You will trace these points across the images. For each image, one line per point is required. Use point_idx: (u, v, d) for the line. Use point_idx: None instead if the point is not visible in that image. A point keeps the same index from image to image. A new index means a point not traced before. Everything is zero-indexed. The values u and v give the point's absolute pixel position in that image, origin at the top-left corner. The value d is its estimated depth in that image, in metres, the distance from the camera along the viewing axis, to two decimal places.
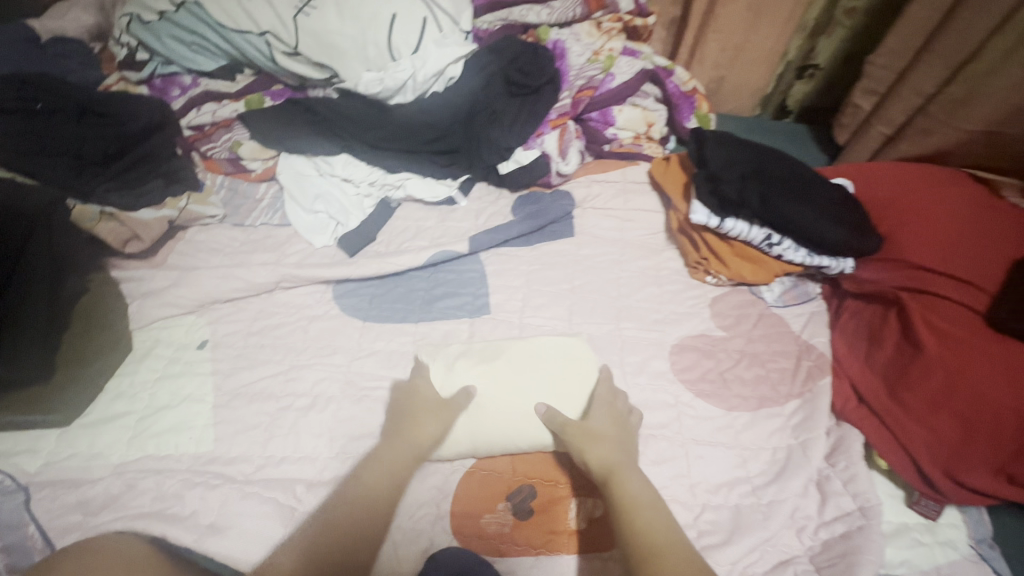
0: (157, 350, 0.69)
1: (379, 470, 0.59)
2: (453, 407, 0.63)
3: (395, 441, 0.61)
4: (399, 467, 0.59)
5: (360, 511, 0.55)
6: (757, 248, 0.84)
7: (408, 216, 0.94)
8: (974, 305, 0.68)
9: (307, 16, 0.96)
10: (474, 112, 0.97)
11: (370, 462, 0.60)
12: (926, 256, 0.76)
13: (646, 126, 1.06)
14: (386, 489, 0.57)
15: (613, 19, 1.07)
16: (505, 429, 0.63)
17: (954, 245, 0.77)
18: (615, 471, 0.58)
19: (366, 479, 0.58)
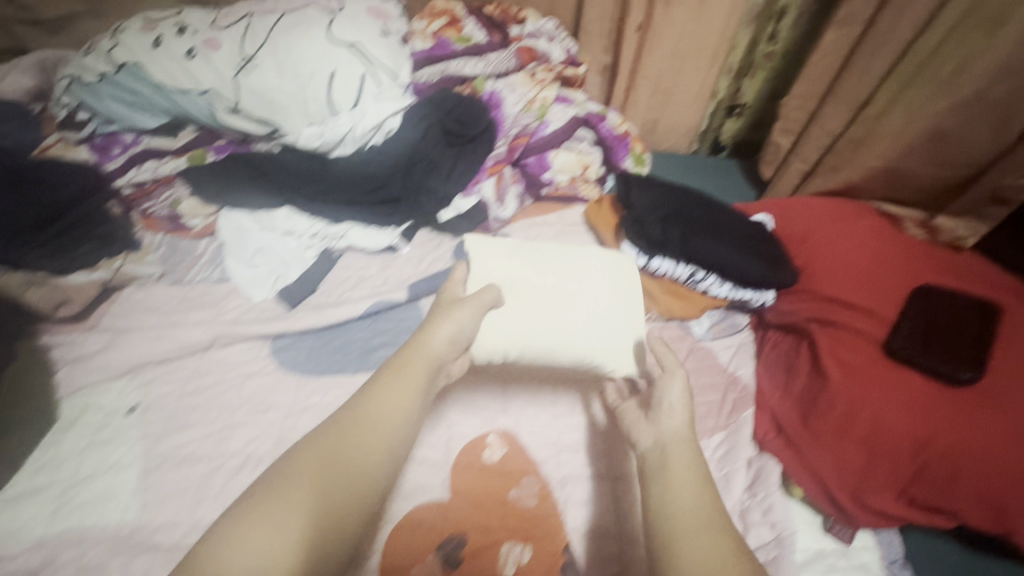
0: (84, 417, 0.68)
1: (398, 390, 0.59)
2: (472, 305, 0.67)
3: (412, 363, 0.62)
4: (413, 383, 0.60)
5: (377, 433, 0.55)
6: (684, 284, 0.87)
7: (351, 265, 0.97)
8: (875, 334, 0.73)
9: (247, 75, 0.98)
10: (412, 162, 1.00)
11: (392, 378, 0.60)
12: (834, 287, 0.81)
13: (581, 168, 1.11)
14: (403, 409, 0.58)
15: (545, 70, 1.11)
16: (554, 341, 0.71)
17: (861, 274, 0.82)
18: (673, 448, 0.61)
19: (386, 386, 0.59)
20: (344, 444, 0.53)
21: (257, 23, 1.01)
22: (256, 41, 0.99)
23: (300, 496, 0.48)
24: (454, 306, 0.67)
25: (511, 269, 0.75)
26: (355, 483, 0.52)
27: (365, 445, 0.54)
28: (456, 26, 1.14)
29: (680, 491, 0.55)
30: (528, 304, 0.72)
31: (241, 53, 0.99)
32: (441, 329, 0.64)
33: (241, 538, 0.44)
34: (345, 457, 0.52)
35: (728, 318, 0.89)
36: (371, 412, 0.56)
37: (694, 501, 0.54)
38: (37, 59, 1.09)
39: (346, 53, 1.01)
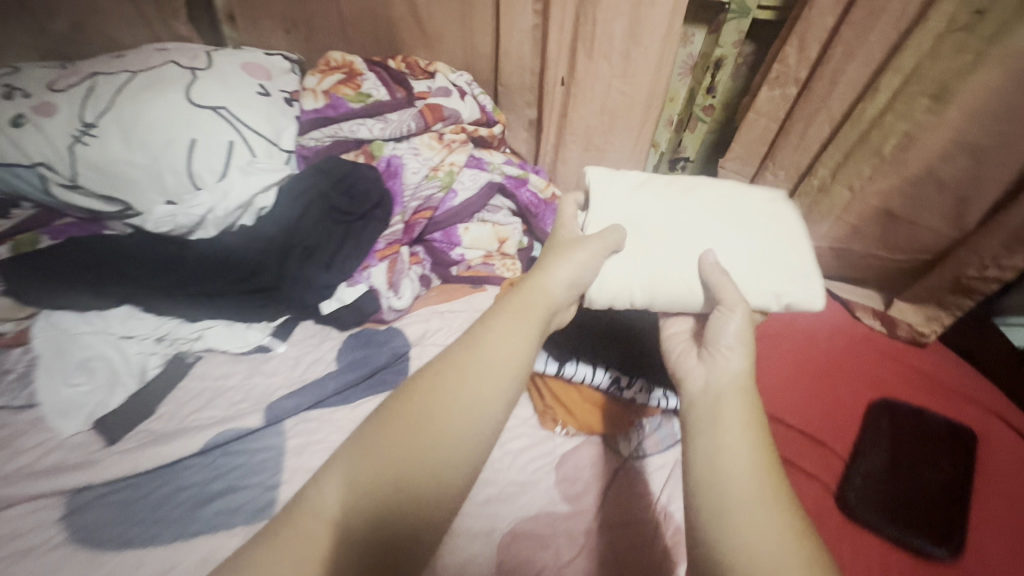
0: None
1: (513, 316, 0.53)
2: (598, 249, 0.59)
3: (526, 292, 0.56)
4: (525, 313, 0.54)
5: (487, 361, 0.49)
6: (609, 394, 0.76)
7: (207, 372, 0.79)
8: (827, 481, 0.60)
9: (85, 146, 0.82)
10: (287, 246, 0.83)
11: (505, 307, 0.54)
12: (783, 409, 0.67)
13: (498, 243, 0.97)
14: (519, 338, 0.52)
15: (455, 131, 1.00)
16: (668, 276, 0.60)
17: (813, 396, 0.68)
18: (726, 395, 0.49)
19: (504, 323, 0.52)
20: (445, 370, 0.48)
21: (102, 83, 0.85)
22: (98, 104, 0.83)
23: (397, 421, 0.44)
24: (568, 239, 0.63)
25: (631, 202, 0.65)
26: (471, 403, 0.46)
27: (476, 368, 0.48)
28: (353, 82, 1.00)
29: (727, 440, 0.44)
30: (641, 239, 0.63)
31: (79, 119, 0.83)
32: (557, 271, 0.58)
33: (334, 468, 0.42)
34: (453, 382, 0.47)
35: (661, 427, 0.76)
36: (488, 345, 0.50)
37: (743, 457, 0.43)
38: None
39: (209, 117, 0.85)
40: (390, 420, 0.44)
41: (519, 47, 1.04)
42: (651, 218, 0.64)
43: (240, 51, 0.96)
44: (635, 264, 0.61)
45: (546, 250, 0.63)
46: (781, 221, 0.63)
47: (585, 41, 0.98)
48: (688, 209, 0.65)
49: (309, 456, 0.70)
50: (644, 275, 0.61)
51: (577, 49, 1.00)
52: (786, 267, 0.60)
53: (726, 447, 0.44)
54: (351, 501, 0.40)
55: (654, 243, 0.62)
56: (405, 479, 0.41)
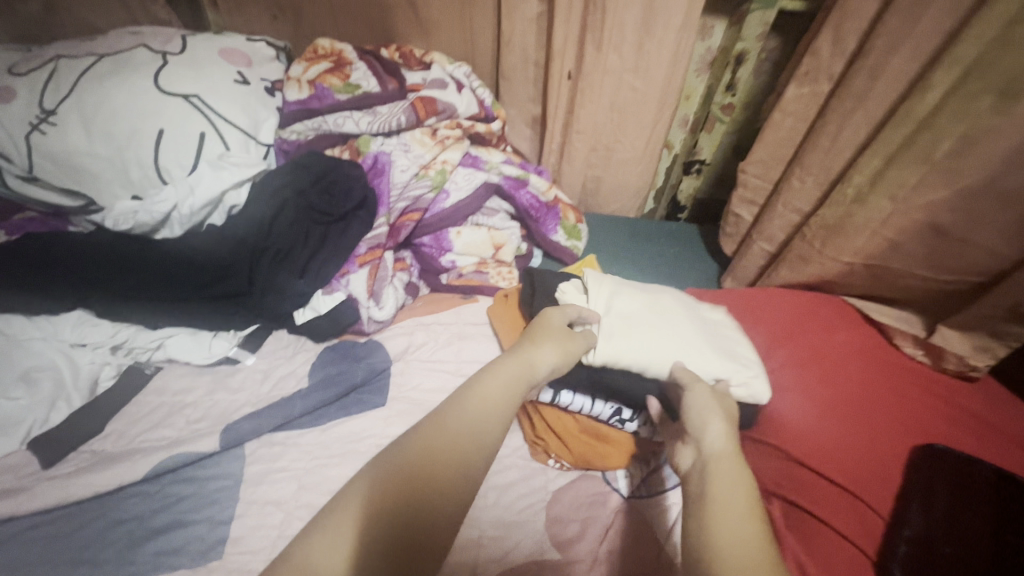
0: None
1: (502, 380, 0.54)
2: (581, 342, 0.60)
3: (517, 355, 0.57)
4: (514, 380, 0.54)
5: (477, 425, 0.49)
6: (608, 424, 0.68)
7: (165, 386, 0.72)
8: (850, 534, 0.53)
9: (44, 134, 0.76)
10: (258, 247, 0.76)
11: (495, 370, 0.55)
12: (799, 447, 0.61)
13: (493, 249, 0.89)
14: (505, 410, 0.52)
15: (450, 126, 0.92)
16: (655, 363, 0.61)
17: (837, 433, 0.61)
18: (717, 464, 0.47)
19: (489, 391, 0.52)
20: (440, 428, 0.48)
21: (64, 66, 0.78)
22: (59, 90, 0.77)
23: (393, 479, 0.43)
24: (560, 316, 0.63)
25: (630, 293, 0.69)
26: (463, 466, 0.46)
27: (469, 429, 0.48)
28: (341, 72, 0.92)
29: (726, 517, 0.41)
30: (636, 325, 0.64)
31: (38, 106, 0.77)
32: (545, 350, 0.58)
33: (333, 528, 0.39)
34: (447, 442, 0.46)
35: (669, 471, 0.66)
36: (474, 408, 0.50)
37: (737, 532, 0.40)
38: None
39: (180, 106, 0.79)
40: (387, 479, 0.43)
41: (523, 37, 0.96)
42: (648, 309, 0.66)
43: (219, 35, 0.89)
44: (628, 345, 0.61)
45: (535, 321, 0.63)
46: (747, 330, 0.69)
47: (593, 31, 0.90)
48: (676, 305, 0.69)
49: (268, 486, 0.61)
50: (631, 353, 0.61)
51: (585, 39, 0.92)
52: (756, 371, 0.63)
53: (729, 523, 0.41)
54: (352, 560, 0.37)
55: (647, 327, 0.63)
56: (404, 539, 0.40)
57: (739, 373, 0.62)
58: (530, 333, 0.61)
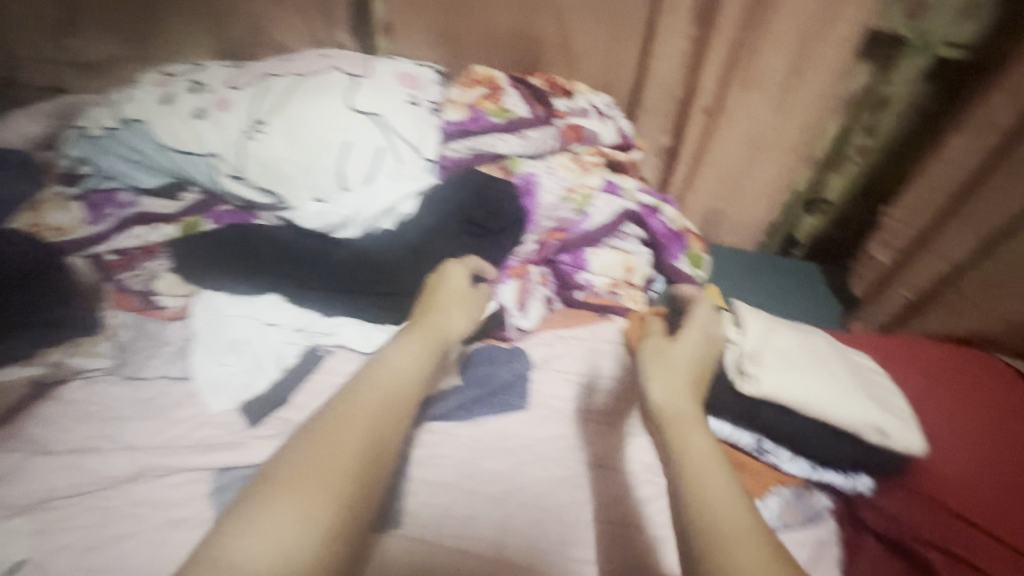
0: None
1: (406, 352, 0.60)
2: (480, 300, 0.75)
3: (419, 332, 0.64)
4: (421, 347, 0.62)
5: (386, 384, 0.55)
6: (746, 451, 0.69)
7: (334, 367, 0.81)
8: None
9: (254, 141, 0.88)
10: (421, 250, 0.84)
11: (397, 345, 0.61)
12: (954, 498, 0.63)
13: (624, 271, 0.93)
14: (415, 373, 0.58)
15: (594, 154, 0.98)
16: (814, 400, 0.62)
17: (983, 480, 0.64)
18: (682, 426, 0.51)
19: (391, 361, 0.58)
20: (361, 395, 0.52)
21: (274, 84, 0.92)
22: (269, 104, 0.90)
23: (323, 442, 0.46)
24: (461, 289, 0.73)
25: (780, 328, 0.70)
26: (384, 419, 0.51)
27: (382, 391, 0.53)
28: (496, 97, 1.01)
29: (718, 493, 0.43)
30: (794, 362, 0.65)
31: (251, 116, 0.89)
32: (453, 316, 0.70)
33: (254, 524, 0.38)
34: (366, 404, 0.51)
35: (773, 509, 0.65)
36: (379, 377, 0.55)
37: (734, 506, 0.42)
38: (53, 108, 1.03)
39: (364, 123, 0.89)
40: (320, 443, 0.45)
41: (667, 72, 1.01)
42: (801, 346, 0.67)
43: (396, 61, 1.00)
44: (791, 381, 0.63)
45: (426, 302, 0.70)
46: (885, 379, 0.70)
47: (742, 70, 0.94)
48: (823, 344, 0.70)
49: (431, 470, 0.67)
50: (793, 389, 0.63)
51: (732, 77, 0.96)
52: (903, 422, 0.64)
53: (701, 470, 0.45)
54: (294, 526, 0.39)
55: (803, 366, 0.65)
56: (338, 498, 0.42)
57: (893, 424, 0.63)
58: (427, 310, 0.69)
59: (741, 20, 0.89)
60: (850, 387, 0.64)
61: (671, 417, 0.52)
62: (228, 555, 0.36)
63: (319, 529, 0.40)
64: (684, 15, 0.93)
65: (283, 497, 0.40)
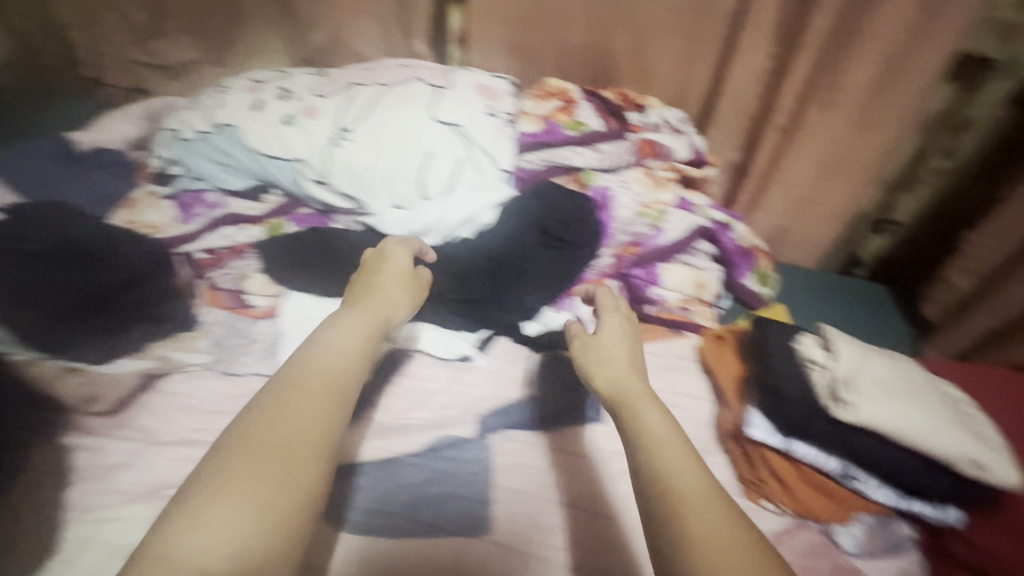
0: (81, 560, 0.54)
1: (347, 330, 0.59)
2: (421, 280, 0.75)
3: (358, 310, 0.63)
4: (366, 326, 0.61)
5: (327, 367, 0.54)
6: (833, 477, 0.68)
7: (414, 371, 0.83)
8: None
9: (340, 148, 0.91)
10: (502, 260, 0.87)
11: (334, 324, 0.60)
12: None
13: (696, 287, 0.92)
14: (354, 350, 0.57)
15: (668, 169, 0.99)
16: (904, 426, 0.63)
17: None
18: (636, 398, 0.58)
19: (328, 345, 0.56)
20: (302, 379, 0.51)
21: (360, 93, 0.95)
22: (355, 113, 0.92)
23: (268, 432, 0.46)
24: (404, 269, 0.72)
25: (870, 353, 0.70)
26: (332, 397, 0.51)
27: (324, 370, 0.53)
28: (570, 110, 1.02)
29: (676, 465, 0.49)
30: (884, 389, 0.65)
31: (338, 124, 0.92)
32: (397, 298, 0.68)
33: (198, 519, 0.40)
34: (307, 387, 0.51)
35: (853, 534, 0.66)
36: (316, 362, 0.54)
37: (691, 473, 0.49)
38: (146, 111, 1.08)
39: (448, 133, 0.91)
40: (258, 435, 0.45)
41: (742, 91, 1.01)
42: (891, 373, 0.68)
43: (475, 73, 1.02)
44: (883, 406, 0.64)
45: (360, 283, 0.68)
46: (976, 411, 0.69)
47: (821, 91, 0.95)
48: (914, 371, 0.70)
49: (518, 478, 0.70)
50: (886, 413, 0.63)
51: (809, 97, 0.96)
52: (1000, 455, 0.62)
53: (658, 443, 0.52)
54: (247, 521, 0.40)
55: (894, 393, 0.65)
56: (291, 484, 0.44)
57: (989, 456, 0.62)
58: (371, 291, 0.67)
59: (824, 43, 0.90)
60: (941, 416, 0.64)
61: (619, 399, 0.59)
62: (183, 552, 0.38)
63: (274, 515, 0.41)
64: (766, 35, 0.93)
65: (232, 494, 0.41)
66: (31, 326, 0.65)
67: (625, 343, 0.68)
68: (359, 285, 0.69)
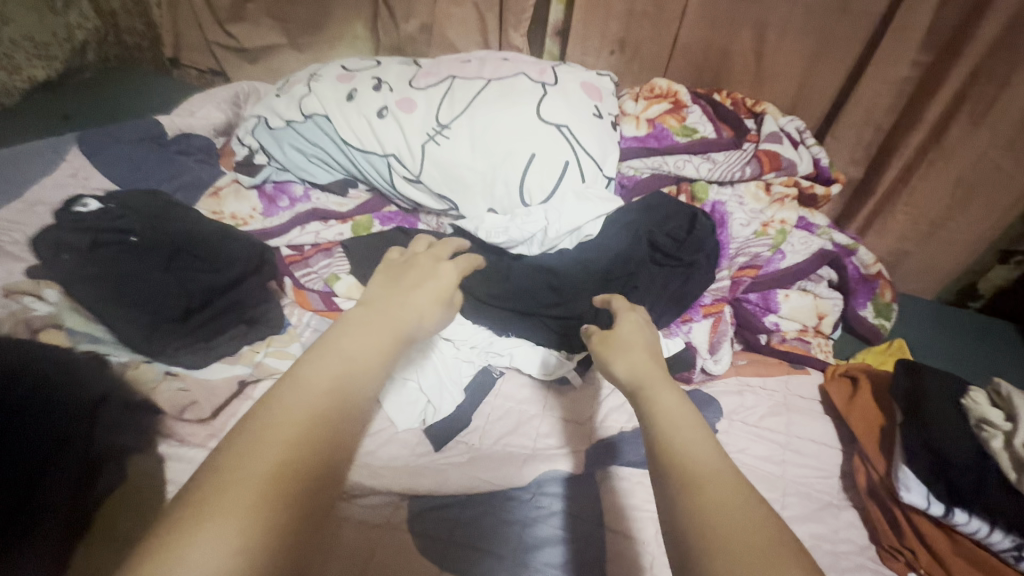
0: None
1: (365, 335, 0.44)
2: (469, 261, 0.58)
3: (383, 311, 0.46)
4: (386, 337, 0.44)
5: (344, 369, 0.41)
6: (997, 554, 0.58)
7: (510, 391, 0.77)
8: None
9: (437, 145, 0.85)
10: (606, 278, 0.78)
11: (350, 322, 0.45)
12: None
13: (816, 318, 0.85)
14: (376, 351, 0.43)
15: (787, 183, 0.88)
16: None
17: None
18: (654, 382, 0.49)
19: (346, 342, 0.43)
20: (307, 393, 0.38)
21: (459, 87, 0.88)
22: (454, 108, 0.86)
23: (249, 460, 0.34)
24: (441, 291, 0.51)
25: None
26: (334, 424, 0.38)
27: (329, 387, 0.39)
28: (679, 114, 0.94)
29: (693, 446, 0.42)
30: None
31: (435, 119, 0.86)
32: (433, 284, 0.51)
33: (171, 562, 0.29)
34: (303, 406, 0.37)
35: None
36: (328, 359, 0.41)
37: (711, 455, 0.42)
38: (230, 95, 1.05)
39: (552, 134, 0.83)
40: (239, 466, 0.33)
41: (877, 100, 0.90)
42: None
43: (579, 69, 0.94)
44: None
45: (397, 279, 0.50)
46: None
47: (975, 103, 0.83)
48: None
49: (629, 523, 0.63)
50: None
51: (959, 110, 0.85)
52: None
53: (673, 425, 0.44)
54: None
55: None
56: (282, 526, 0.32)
57: None
58: (405, 295, 0.48)
59: (990, 47, 0.78)
60: None
61: (636, 387, 0.50)
62: None
63: None
64: (917, 39, 0.83)
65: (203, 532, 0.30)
66: (137, 333, 0.61)
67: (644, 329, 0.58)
68: (392, 264, 0.54)
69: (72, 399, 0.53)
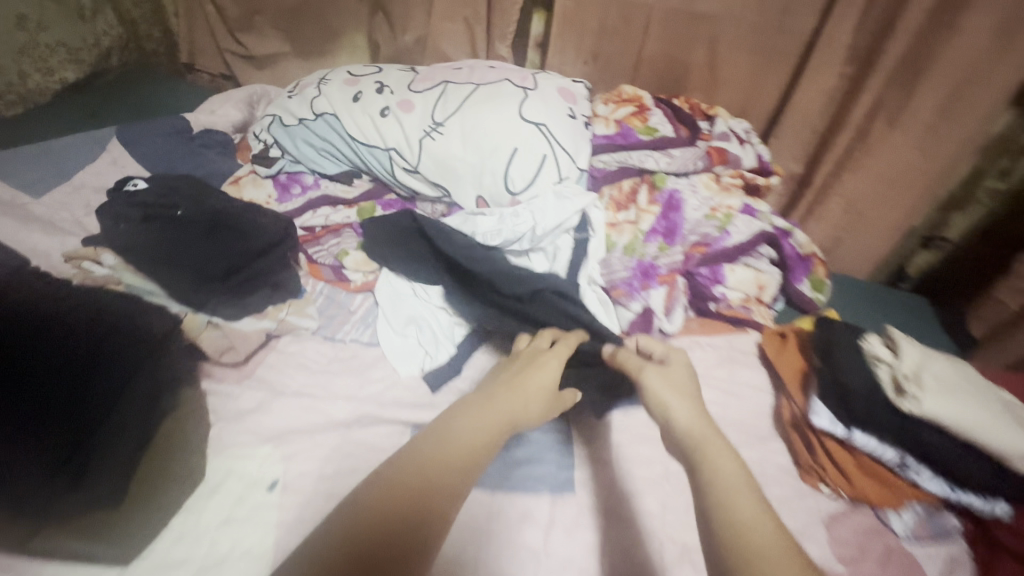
0: (228, 483, 0.64)
1: (475, 426, 0.57)
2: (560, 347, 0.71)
3: (495, 401, 0.60)
4: (494, 426, 0.58)
5: (454, 449, 0.54)
6: (889, 467, 0.73)
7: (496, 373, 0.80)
8: None
9: (433, 140, 0.98)
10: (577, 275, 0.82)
11: (466, 412, 0.59)
12: None
13: (757, 289, 0.99)
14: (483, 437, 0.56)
15: (734, 175, 1.04)
16: (976, 423, 0.68)
17: None
18: (713, 449, 0.55)
19: (456, 429, 0.56)
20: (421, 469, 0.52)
21: (453, 91, 1.02)
22: (447, 108, 1.00)
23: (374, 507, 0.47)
24: (542, 379, 0.64)
25: (938, 363, 0.74)
26: (421, 508, 0.49)
27: (433, 476, 0.51)
28: (643, 116, 1.08)
29: (750, 518, 0.48)
30: (937, 387, 0.71)
31: (431, 118, 1.00)
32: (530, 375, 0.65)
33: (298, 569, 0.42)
34: (412, 481, 0.50)
35: (903, 518, 0.73)
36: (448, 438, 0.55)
37: (763, 528, 0.48)
38: (244, 95, 1.17)
39: (533, 131, 0.97)
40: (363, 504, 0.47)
41: (810, 107, 1.06)
42: (935, 370, 0.73)
43: (555, 76, 1.09)
44: (956, 407, 0.69)
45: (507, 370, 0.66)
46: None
47: (889, 109, 0.99)
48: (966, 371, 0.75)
49: (592, 448, 0.77)
50: (951, 412, 0.68)
51: (878, 113, 1.00)
52: None
53: (730, 499, 0.50)
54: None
55: (964, 401, 0.70)
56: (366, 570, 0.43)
57: None
58: (513, 383, 0.63)
59: (899, 61, 0.94)
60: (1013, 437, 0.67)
61: (696, 443, 0.56)
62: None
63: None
64: (840, 54, 0.98)
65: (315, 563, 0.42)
66: (184, 288, 0.75)
67: (689, 367, 0.68)
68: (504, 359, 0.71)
69: (138, 336, 0.65)
